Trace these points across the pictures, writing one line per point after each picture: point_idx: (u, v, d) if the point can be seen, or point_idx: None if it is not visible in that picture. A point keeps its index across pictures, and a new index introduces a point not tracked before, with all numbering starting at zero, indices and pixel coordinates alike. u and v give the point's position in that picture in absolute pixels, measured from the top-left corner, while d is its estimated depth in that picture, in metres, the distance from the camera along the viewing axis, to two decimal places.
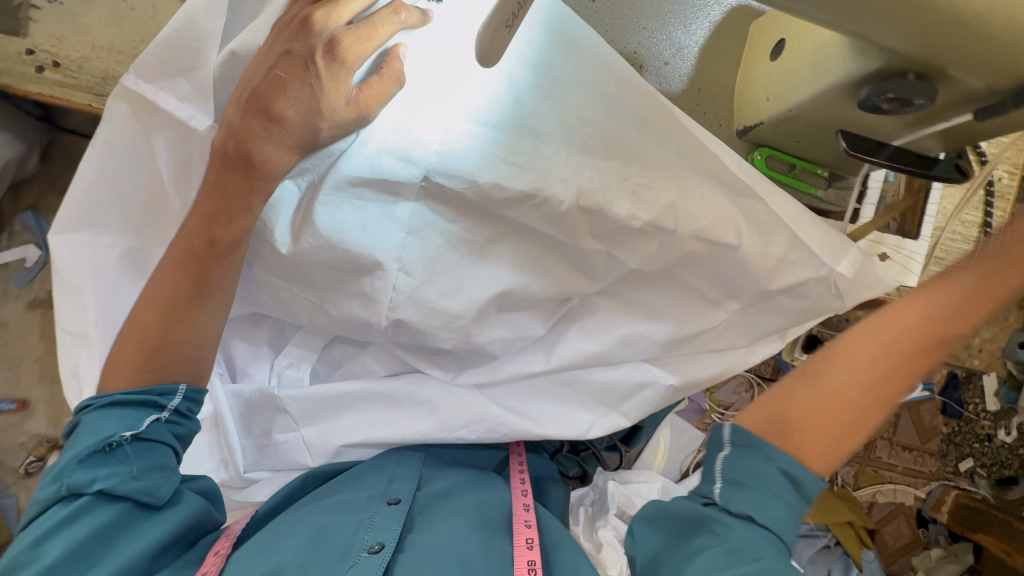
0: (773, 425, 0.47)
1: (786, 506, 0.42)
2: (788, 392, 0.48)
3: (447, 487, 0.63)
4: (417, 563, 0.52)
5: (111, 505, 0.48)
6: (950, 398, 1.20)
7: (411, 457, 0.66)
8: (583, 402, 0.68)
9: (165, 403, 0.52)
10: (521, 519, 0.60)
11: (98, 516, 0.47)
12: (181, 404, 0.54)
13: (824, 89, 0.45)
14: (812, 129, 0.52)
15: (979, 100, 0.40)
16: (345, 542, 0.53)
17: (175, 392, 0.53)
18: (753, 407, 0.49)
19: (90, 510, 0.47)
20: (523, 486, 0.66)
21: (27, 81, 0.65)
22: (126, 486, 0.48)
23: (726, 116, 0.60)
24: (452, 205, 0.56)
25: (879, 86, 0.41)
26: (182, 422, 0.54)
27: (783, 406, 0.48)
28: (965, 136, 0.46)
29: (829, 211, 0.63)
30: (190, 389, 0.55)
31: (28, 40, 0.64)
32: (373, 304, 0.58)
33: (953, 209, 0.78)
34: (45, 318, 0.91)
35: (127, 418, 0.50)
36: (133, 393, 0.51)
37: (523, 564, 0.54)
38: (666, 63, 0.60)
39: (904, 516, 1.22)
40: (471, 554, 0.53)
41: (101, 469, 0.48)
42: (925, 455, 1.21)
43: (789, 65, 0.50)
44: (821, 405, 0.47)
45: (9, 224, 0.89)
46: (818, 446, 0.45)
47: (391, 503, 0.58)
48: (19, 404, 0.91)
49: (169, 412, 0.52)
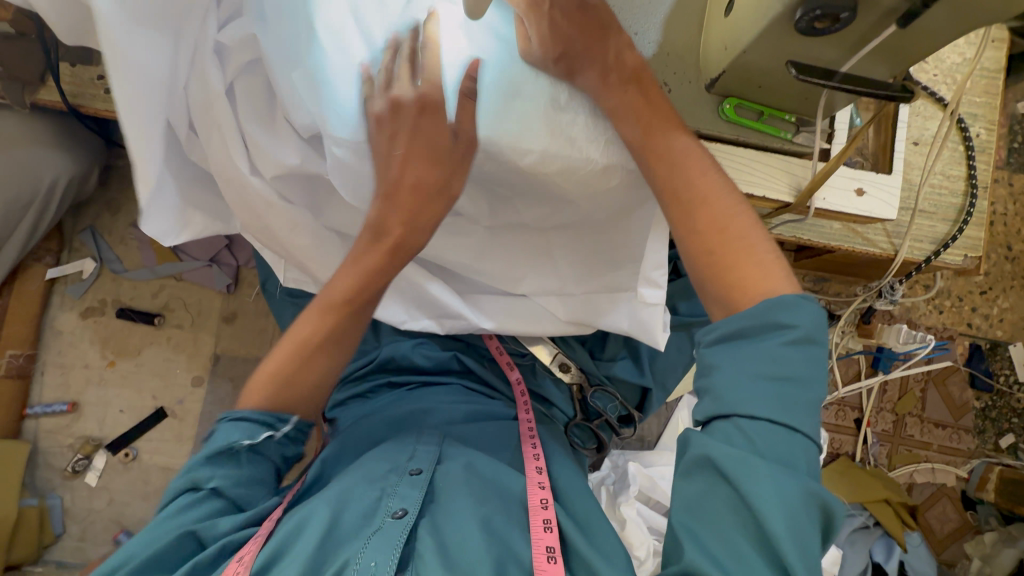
0: (722, 275, 0.50)
1: (737, 525, 0.42)
2: (723, 255, 0.51)
3: (463, 454, 0.71)
4: (436, 527, 0.60)
5: (219, 498, 0.60)
6: (978, 368, 1.16)
7: (431, 436, 0.73)
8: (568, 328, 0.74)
9: (280, 426, 0.63)
10: (536, 483, 0.69)
11: (211, 503, 0.60)
12: (291, 429, 0.65)
13: (768, 24, 0.52)
14: (768, 71, 0.59)
15: (898, 8, 0.47)
16: (370, 508, 0.62)
17: (289, 420, 0.64)
18: (707, 275, 0.51)
19: (203, 502, 0.59)
20: (536, 455, 0.74)
21: (97, 100, 0.77)
22: (232, 489, 0.61)
23: (693, 73, 0.66)
24: None
25: (808, 6, 0.47)
26: (295, 440, 0.66)
27: (717, 249, 0.51)
28: (904, 56, 0.53)
29: (801, 153, 0.68)
30: (300, 419, 0.66)
31: (100, 68, 0.76)
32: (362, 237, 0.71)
33: (922, 163, 0.84)
34: (98, 324, 1.00)
35: (249, 429, 0.61)
36: (258, 414, 0.62)
37: (539, 523, 0.63)
38: (635, 33, 0.66)
39: (949, 499, 1.14)
40: (494, 518, 0.63)
41: (220, 468, 0.61)
42: (960, 432, 1.16)
43: (737, 14, 0.56)
44: (737, 244, 0.50)
45: (70, 241, 1.00)
46: (760, 269, 0.49)
47: (412, 474, 0.66)
48: (69, 405, 0.98)
49: (281, 433, 0.63)
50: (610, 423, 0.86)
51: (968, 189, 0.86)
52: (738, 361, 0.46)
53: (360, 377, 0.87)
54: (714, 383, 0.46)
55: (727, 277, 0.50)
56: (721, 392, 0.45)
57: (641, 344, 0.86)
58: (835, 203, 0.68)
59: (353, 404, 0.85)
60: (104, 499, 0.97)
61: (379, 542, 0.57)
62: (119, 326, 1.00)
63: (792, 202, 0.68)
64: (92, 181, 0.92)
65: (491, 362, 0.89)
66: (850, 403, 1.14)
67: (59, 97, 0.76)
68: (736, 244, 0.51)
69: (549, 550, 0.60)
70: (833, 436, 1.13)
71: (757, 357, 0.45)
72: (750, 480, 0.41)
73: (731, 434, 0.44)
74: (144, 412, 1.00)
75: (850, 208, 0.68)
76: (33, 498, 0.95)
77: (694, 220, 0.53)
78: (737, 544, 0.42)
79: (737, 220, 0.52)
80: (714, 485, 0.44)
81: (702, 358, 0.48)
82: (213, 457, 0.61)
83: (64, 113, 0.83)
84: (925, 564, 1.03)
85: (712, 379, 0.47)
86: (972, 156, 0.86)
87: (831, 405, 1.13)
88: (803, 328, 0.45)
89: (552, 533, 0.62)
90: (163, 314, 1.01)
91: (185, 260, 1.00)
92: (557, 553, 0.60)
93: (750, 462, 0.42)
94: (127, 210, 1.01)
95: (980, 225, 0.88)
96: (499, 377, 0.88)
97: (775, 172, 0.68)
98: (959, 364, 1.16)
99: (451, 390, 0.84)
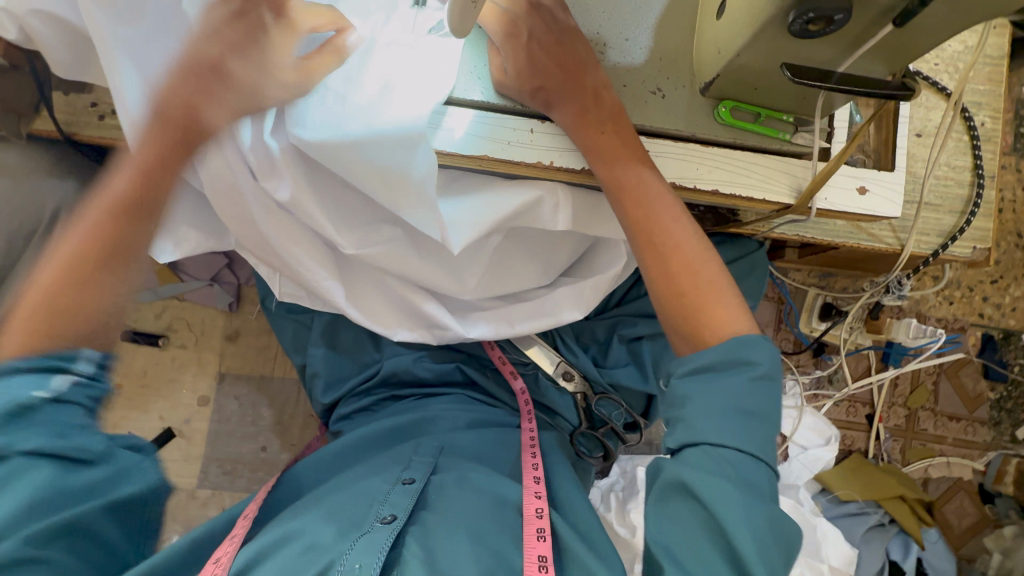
0: (685, 313, 0.53)
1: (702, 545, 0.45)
2: (689, 290, 0.54)
3: (461, 464, 0.71)
4: (426, 535, 0.60)
5: (38, 466, 0.49)
6: (991, 359, 1.14)
7: (428, 445, 0.74)
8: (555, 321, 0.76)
9: (72, 366, 0.52)
10: (531, 492, 0.69)
11: (33, 474, 0.49)
12: (90, 367, 0.54)
13: (760, 28, 0.51)
14: (763, 73, 0.58)
15: (894, 8, 0.46)
16: (361, 516, 0.62)
17: (81, 355, 0.53)
18: (670, 310, 0.54)
19: (24, 471, 0.49)
20: (534, 464, 0.73)
21: (89, 128, 0.75)
22: (62, 447, 0.51)
23: (688, 77, 0.64)
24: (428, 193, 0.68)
25: (801, 10, 0.46)
26: (95, 385, 0.54)
27: (681, 290, 0.54)
28: (903, 52, 0.51)
29: (800, 153, 0.66)
30: (100, 355, 0.55)
31: (93, 95, 0.75)
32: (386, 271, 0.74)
33: (927, 155, 0.82)
34: None
35: (39, 380, 0.50)
36: (33, 360, 0.51)
37: (531, 532, 0.63)
38: (627, 39, 0.65)
39: (966, 493, 1.13)
40: (485, 526, 0.62)
41: (17, 433, 0.49)
42: (975, 424, 1.14)
43: (729, 18, 0.55)
44: (699, 287, 0.54)
45: None
46: (716, 311, 0.53)
47: (406, 483, 0.66)
48: None
49: (80, 374, 0.53)
50: (616, 431, 0.85)
51: (974, 179, 0.85)
52: (706, 395, 0.48)
53: (361, 392, 0.87)
54: (687, 411, 0.48)
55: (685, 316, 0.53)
56: (689, 420, 0.48)
57: (644, 350, 0.85)
58: (836, 202, 0.66)
59: (359, 418, 0.85)
60: None
61: (366, 546, 0.57)
62: (124, 348, 1.01)
63: (794, 205, 0.66)
64: None
65: (494, 373, 0.88)
66: (861, 398, 1.12)
67: (53, 127, 0.76)
68: (700, 286, 0.54)
69: (541, 561, 0.60)
70: (844, 433, 1.12)
71: (725, 391, 0.48)
72: (718, 505, 0.44)
73: (701, 461, 0.46)
74: (152, 433, 1.00)
75: (853, 207, 0.67)
76: None
77: (662, 261, 0.56)
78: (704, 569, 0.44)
79: (699, 262, 0.55)
80: (683, 511, 0.46)
81: (674, 390, 0.50)
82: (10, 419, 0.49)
83: (60, 142, 0.82)
84: (942, 560, 1.01)
85: (684, 410, 0.49)
86: (977, 145, 0.85)
87: (842, 401, 1.12)
88: (763, 366, 0.49)
89: (544, 543, 0.61)
90: (167, 335, 1.01)
91: (186, 280, 1.00)
92: (549, 563, 0.59)
93: (719, 490, 0.44)
94: None
95: (988, 215, 0.86)
96: (502, 388, 0.87)
97: (775, 173, 0.66)
98: (971, 355, 1.14)
99: (453, 399, 0.83)
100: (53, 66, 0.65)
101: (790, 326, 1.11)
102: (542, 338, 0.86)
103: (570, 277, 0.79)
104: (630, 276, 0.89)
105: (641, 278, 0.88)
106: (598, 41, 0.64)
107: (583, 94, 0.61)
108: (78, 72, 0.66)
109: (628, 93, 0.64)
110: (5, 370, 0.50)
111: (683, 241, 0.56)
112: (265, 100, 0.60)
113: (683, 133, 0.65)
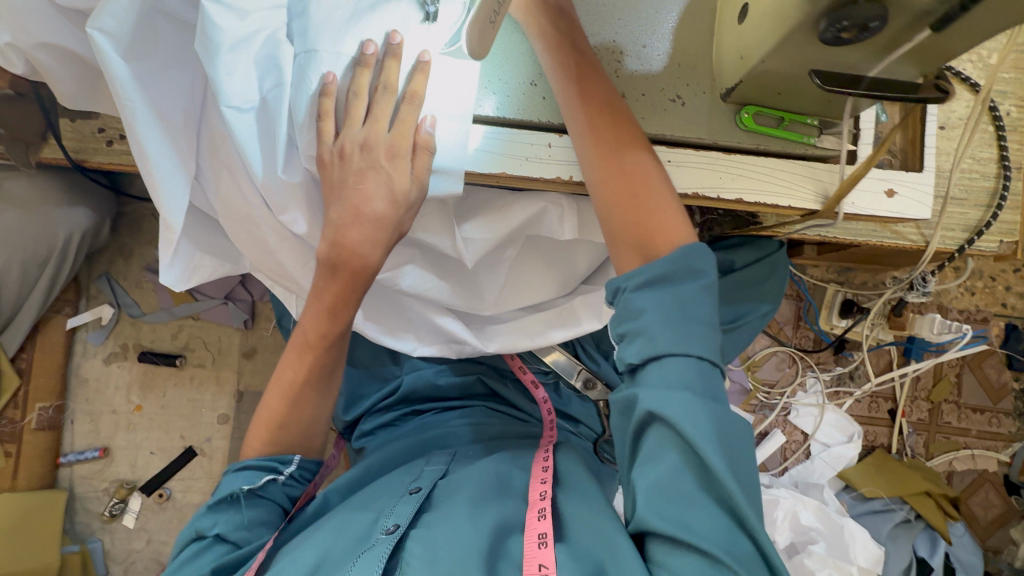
0: (636, 241, 0.50)
1: (675, 464, 0.44)
2: (641, 214, 0.51)
3: (468, 466, 0.69)
4: (426, 532, 0.57)
5: (223, 543, 0.62)
6: (1016, 350, 1.11)
7: (440, 457, 0.74)
8: (579, 328, 0.74)
9: (282, 468, 0.67)
10: (537, 479, 0.66)
11: (214, 553, 0.61)
12: (293, 470, 0.69)
13: (788, 35, 0.49)
14: (788, 79, 0.56)
15: (932, 12, 0.44)
16: (367, 529, 0.61)
17: (290, 461, 0.68)
18: (624, 242, 0.51)
19: (209, 549, 0.61)
20: (545, 454, 0.70)
21: (96, 153, 0.73)
22: (235, 533, 0.63)
23: (708, 83, 0.63)
24: (445, 213, 0.67)
25: (833, 17, 0.45)
26: (296, 481, 0.70)
27: (633, 213, 0.51)
28: (937, 55, 0.49)
29: (826, 157, 0.65)
30: (302, 458, 0.70)
31: (98, 120, 0.72)
32: (423, 300, 0.74)
33: (952, 150, 0.80)
34: (122, 369, 1.01)
35: (254, 474, 0.65)
36: (263, 459, 0.67)
37: (535, 514, 0.60)
38: (644, 46, 0.63)
39: (990, 485, 1.12)
40: (485, 509, 0.60)
41: (220, 515, 0.63)
42: (999, 416, 1.12)
43: (753, 22, 0.53)
44: (653, 210, 0.51)
45: (86, 289, 1.00)
46: (667, 233, 0.50)
47: (411, 492, 0.65)
48: (100, 451, 0.99)
49: (285, 474, 0.68)
50: None
51: (1000, 171, 0.82)
52: (665, 309, 0.46)
53: (383, 408, 0.86)
54: (647, 330, 0.46)
55: (636, 240, 0.50)
56: (645, 329, 0.46)
57: None
58: (863, 205, 0.65)
59: (381, 434, 0.84)
60: (144, 539, 1.00)
61: (370, 557, 0.55)
62: (143, 369, 1.01)
63: (820, 210, 0.65)
64: (101, 229, 0.92)
65: (514, 382, 0.87)
66: (883, 394, 1.11)
67: (62, 154, 0.73)
68: (653, 209, 0.51)
69: (541, 537, 0.57)
70: (867, 428, 1.11)
71: (680, 301, 0.46)
72: (678, 415, 0.43)
73: (663, 375, 0.45)
74: (174, 453, 1.01)
75: (881, 210, 0.65)
76: (75, 544, 0.98)
77: (610, 189, 0.53)
78: (682, 482, 0.44)
79: (651, 185, 0.52)
80: (655, 430, 0.45)
81: (628, 306, 0.48)
82: (216, 504, 0.64)
83: (68, 168, 0.81)
84: (969, 554, 1.01)
85: (641, 324, 0.47)
86: (1003, 136, 0.82)
87: (864, 397, 1.10)
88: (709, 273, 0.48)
89: (545, 522, 0.59)
90: (183, 355, 1.01)
91: (201, 300, 0.99)
92: (550, 538, 0.56)
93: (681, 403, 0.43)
94: (140, 254, 1.00)
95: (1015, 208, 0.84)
96: (522, 398, 0.86)
97: (800, 178, 0.64)
98: (994, 347, 1.11)
99: (472, 412, 0.83)
100: (60, 99, 0.64)
101: (810, 323, 1.10)
102: (563, 348, 0.84)
103: (589, 286, 0.77)
104: None
105: None
106: (614, 49, 0.62)
107: (550, 17, 0.57)
108: (87, 103, 0.65)
109: (648, 102, 0.62)
110: (237, 467, 0.66)
111: (638, 166, 0.53)
112: (280, 126, 0.60)
113: (705, 141, 0.63)
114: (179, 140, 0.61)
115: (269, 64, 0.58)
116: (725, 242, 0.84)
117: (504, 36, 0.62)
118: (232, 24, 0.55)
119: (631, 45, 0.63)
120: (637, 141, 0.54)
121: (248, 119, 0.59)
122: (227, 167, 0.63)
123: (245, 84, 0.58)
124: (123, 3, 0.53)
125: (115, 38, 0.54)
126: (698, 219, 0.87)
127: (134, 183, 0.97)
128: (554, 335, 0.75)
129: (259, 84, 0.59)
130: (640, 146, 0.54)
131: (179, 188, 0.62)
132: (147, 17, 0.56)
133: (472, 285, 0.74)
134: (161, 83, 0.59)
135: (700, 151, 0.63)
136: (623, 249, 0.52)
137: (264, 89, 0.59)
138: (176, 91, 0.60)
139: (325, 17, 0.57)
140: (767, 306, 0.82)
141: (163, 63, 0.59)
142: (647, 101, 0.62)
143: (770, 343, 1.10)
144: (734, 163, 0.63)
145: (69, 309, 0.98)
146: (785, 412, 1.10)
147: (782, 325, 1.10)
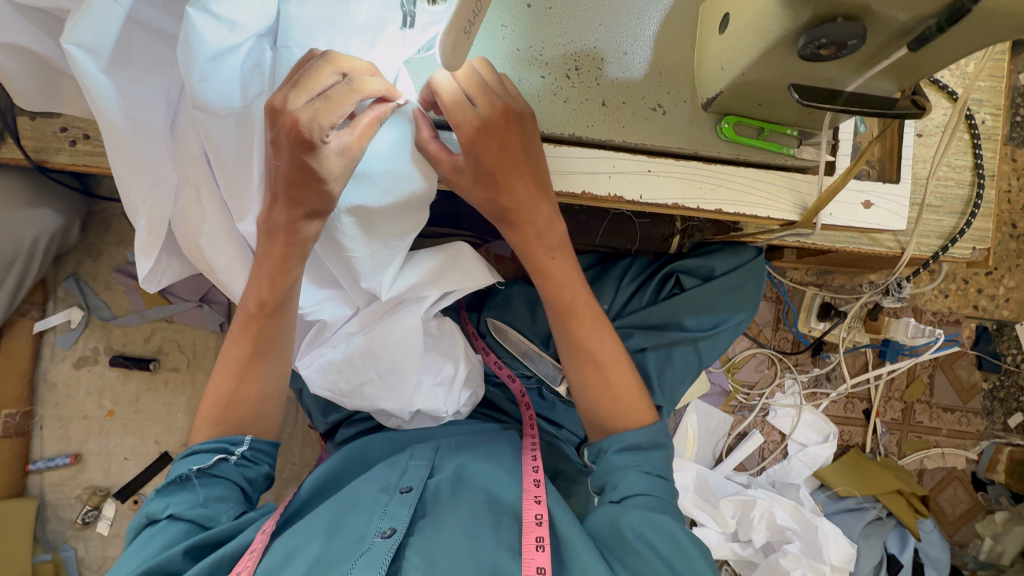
0: (615, 398, 0.66)
1: (669, 520, 0.58)
2: (616, 380, 0.67)
3: (458, 458, 0.68)
4: (425, 546, 0.58)
5: (178, 525, 0.58)
6: (985, 351, 1.13)
7: (423, 450, 0.71)
8: (457, 346, 0.75)
9: (234, 449, 0.63)
10: (531, 496, 0.64)
11: (166, 535, 0.57)
12: (247, 451, 0.64)
13: (768, 47, 0.49)
14: (768, 90, 0.55)
15: (911, 32, 0.44)
16: (359, 531, 0.60)
17: (242, 441, 0.64)
18: (615, 364, 0.67)
19: (161, 532, 0.57)
20: (534, 467, 0.68)
21: (59, 153, 0.69)
22: (190, 512, 0.59)
23: (689, 92, 0.62)
24: (387, 213, 0.62)
25: (812, 34, 0.45)
26: (248, 465, 0.65)
27: (598, 377, 0.66)
28: (916, 71, 0.49)
29: (805, 168, 0.65)
30: (255, 439, 0.66)
31: (60, 119, 0.69)
32: (351, 319, 0.72)
33: (929, 160, 0.80)
34: (92, 373, 0.98)
35: (204, 456, 0.62)
36: (211, 441, 0.63)
37: (530, 542, 0.59)
38: (626, 53, 0.61)
39: (959, 482, 1.15)
40: (482, 531, 0.59)
41: (173, 497, 0.60)
42: (969, 415, 1.15)
43: (735, 32, 0.53)
44: (624, 385, 0.67)
45: (54, 291, 0.96)
46: (633, 404, 0.66)
47: (403, 492, 0.64)
48: (72, 457, 0.97)
49: (237, 455, 0.63)
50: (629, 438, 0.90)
51: (975, 178, 0.83)
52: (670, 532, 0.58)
53: (358, 418, 0.83)
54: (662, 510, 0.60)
55: (606, 395, 0.66)
56: (671, 529, 0.58)
57: (648, 362, 0.81)
58: (842, 217, 0.65)
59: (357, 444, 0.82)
60: (119, 546, 0.98)
61: (367, 564, 0.55)
62: (114, 373, 0.98)
63: (799, 221, 0.65)
64: (67, 232, 0.88)
65: (496, 385, 0.85)
66: (859, 395, 1.13)
67: (21, 155, 0.69)
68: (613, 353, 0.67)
69: (539, 571, 0.56)
70: (842, 428, 1.13)
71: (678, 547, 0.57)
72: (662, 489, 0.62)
73: (665, 506, 0.61)
74: (149, 458, 0.99)
75: (858, 221, 0.66)
76: (47, 553, 0.96)
77: (598, 331, 0.67)
78: (659, 537, 0.57)
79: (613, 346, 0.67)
80: (655, 508, 0.59)
81: (653, 481, 0.62)
82: (168, 488, 0.60)
83: (30, 170, 0.78)
84: (938, 550, 1.04)
85: (659, 518, 0.58)
86: (978, 144, 0.83)
87: (841, 398, 1.12)
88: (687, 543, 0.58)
89: (543, 553, 0.57)
90: (158, 358, 0.99)
91: (174, 302, 0.96)
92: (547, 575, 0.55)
93: (640, 473, 0.61)
94: (109, 255, 0.97)
95: (987, 215, 0.86)
96: (506, 400, 0.84)
97: (778, 190, 0.64)
98: (966, 348, 1.13)
99: None
100: (18, 100, 0.61)
101: (788, 325, 1.11)
102: (545, 350, 0.83)
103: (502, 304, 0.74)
104: (629, 286, 0.85)
105: (639, 289, 0.85)
106: (595, 56, 0.61)
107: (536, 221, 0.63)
108: (47, 104, 0.62)
109: (628, 111, 0.61)
110: (192, 449, 0.63)
111: (619, 362, 0.67)
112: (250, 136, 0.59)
113: (685, 151, 0.62)
114: (163, 156, 0.62)
115: (253, 72, 0.57)
116: (707, 247, 0.85)
117: (482, 41, 0.60)
118: (221, 36, 0.54)
119: (614, 53, 0.61)
120: (606, 338, 0.67)
121: (223, 128, 0.58)
122: (200, 181, 0.63)
123: (225, 91, 0.57)
124: (99, 18, 0.51)
125: (94, 52, 0.53)
126: (679, 226, 0.88)
127: (102, 182, 0.94)
128: (462, 395, 0.76)
129: (238, 89, 0.58)
130: (586, 304, 0.67)
131: (160, 198, 0.63)
132: (128, 27, 0.55)
133: (392, 306, 0.70)
134: (139, 90, 0.58)
135: (682, 165, 0.63)
136: (607, 341, 0.67)
137: (244, 95, 0.58)
138: (153, 98, 0.60)
139: (294, 13, 0.56)
140: (741, 315, 0.82)
141: (142, 71, 0.58)
142: (626, 113, 0.61)
143: (749, 345, 1.11)
144: (713, 175, 0.63)
145: (35, 311, 0.95)
146: (764, 413, 1.11)
147: (761, 327, 1.11)
